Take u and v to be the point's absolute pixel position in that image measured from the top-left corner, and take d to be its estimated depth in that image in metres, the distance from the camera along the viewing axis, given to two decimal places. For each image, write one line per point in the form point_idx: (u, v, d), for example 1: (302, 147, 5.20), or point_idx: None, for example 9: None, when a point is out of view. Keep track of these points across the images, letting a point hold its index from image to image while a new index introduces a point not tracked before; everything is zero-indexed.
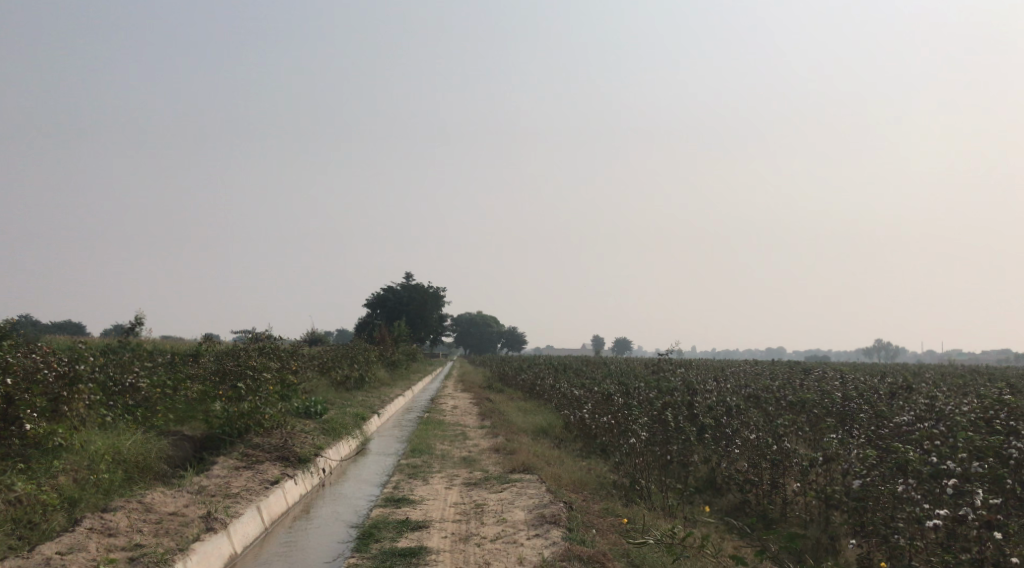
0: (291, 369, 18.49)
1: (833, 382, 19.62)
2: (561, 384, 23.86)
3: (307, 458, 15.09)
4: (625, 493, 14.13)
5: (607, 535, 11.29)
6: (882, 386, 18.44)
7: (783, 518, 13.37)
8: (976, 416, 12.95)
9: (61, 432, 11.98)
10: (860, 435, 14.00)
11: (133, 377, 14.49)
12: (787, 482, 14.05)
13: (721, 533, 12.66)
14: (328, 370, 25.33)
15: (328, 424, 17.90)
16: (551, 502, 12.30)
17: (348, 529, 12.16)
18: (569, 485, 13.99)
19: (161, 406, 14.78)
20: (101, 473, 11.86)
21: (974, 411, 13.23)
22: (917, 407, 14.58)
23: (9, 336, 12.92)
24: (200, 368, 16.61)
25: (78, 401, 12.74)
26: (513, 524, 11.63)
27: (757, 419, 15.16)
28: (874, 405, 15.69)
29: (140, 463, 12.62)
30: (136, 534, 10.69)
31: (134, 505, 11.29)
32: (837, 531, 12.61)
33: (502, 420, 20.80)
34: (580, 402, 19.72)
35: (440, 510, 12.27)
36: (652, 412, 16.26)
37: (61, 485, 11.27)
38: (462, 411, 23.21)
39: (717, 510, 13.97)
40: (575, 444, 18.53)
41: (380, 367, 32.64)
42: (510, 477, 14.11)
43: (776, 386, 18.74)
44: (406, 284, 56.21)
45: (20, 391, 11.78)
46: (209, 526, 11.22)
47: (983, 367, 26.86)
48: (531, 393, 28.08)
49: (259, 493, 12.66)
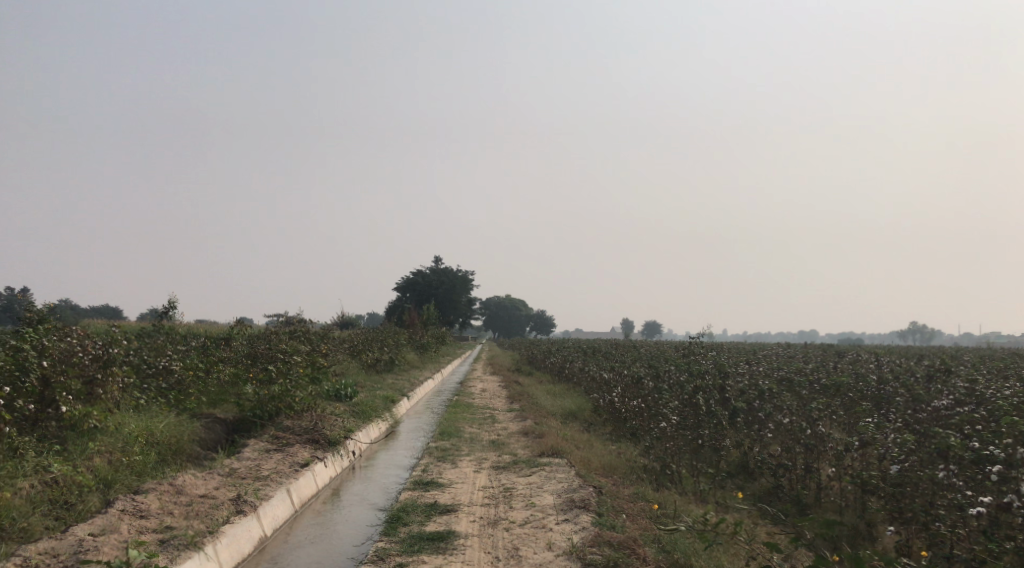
0: (322, 353, 18.50)
1: (868, 365, 19.37)
2: (591, 368, 23.76)
3: (337, 441, 15.08)
4: (655, 477, 14.05)
5: (637, 520, 11.18)
6: (919, 369, 18.17)
7: (817, 504, 13.19)
8: (1019, 401, 12.70)
9: (96, 414, 12.04)
10: (897, 419, 13.79)
11: (167, 360, 14.54)
12: (821, 467, 13.88)
13: (754, 518, 12.52)
14: (358, 353, 25.35)
15: (358, 407, 17.91)
16: (580, 487, 12.21)
17: (376, 512, 12.14)
18: (599, 469, 13.90)
19: (194, 389, 14.81)
20: (135, 455, 11.88)
21: (1017, 397, 12.98)
22: (956, 391, 14.35)
23: (46, 319, 13.00)
24: (231, 351, 16.64)
25: (112, 384, 12.80)
26: (542, 509, 11.54)
27: (790, 402, 14.98)
28: (911, 390, 15.46)
29: (173, 445, 12.66)
30: (167, 516, 10.71)
31: (166, 487, 11.31)
32: (875, 518, 12.43)
33: (532, 403, 20.74)
34: (610, 385, 19.60)
35: (468, 494, 12.23)
36: (682, 396, 16.11)
37: (96, 466, 11.33)
38: (492, 394, 23.16)
39: (749, 495, 13.83)
40: (605, 427, 18.45)
41: (410, 350, 32.73)
42: (539, 460, 14.03)
43: (810, 369, 18.55)
44: (436, 268, 56.28)
45: (55, 373, 11.86)
46: (239, 509, 11.23)
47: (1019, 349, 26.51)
48: (561, 376, 28.01)
49: (289, 476, 12.67)
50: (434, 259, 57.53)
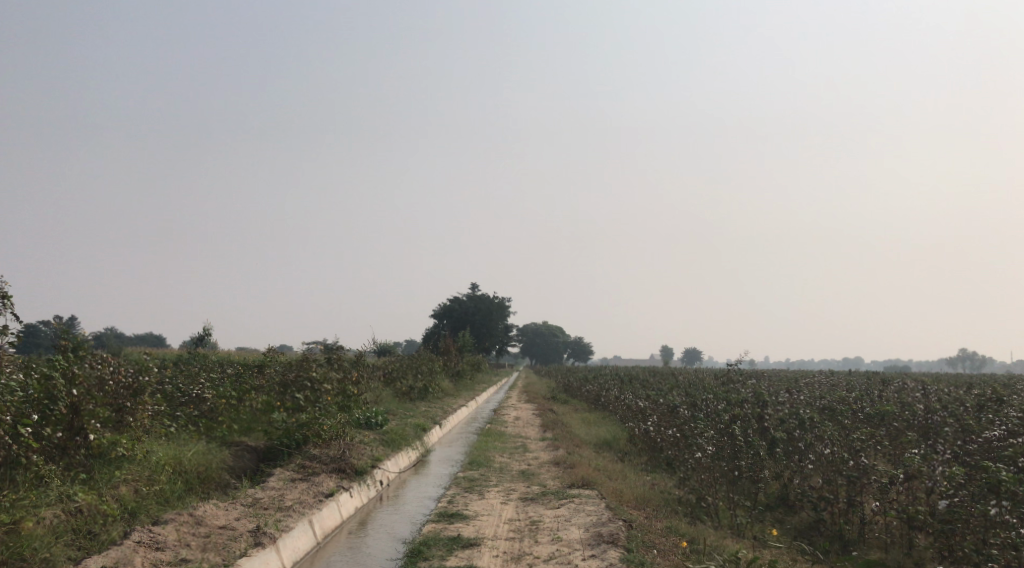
0: (354, 380, 18.20)
1: (914, 394, 18.76)
2: (626, 396, 23.32)
3: (363, 470, 14.77)
4: (690, 510, 13.64)
5: (668, 556, 10.74)
6: (968, 398, 17.56)
7: (861, 541, 12.68)
8: None
9: (124, 441, 11.74)
10: (944, 451, 13.32)
11: (199, 388, 14.29)
12: (865, 501, 13.38)
13: (793, 556, 12.01)
14: (391, 382, 25.09)
15: (388, 435, 17.57)
16: (610, 520, 11.78)
17: (399, 545, 11.79)
18: (632, 501, 13.48)
19: (225, 417, 14.53)
20: (160, 484, 11.60)
21: None
22: (1008, 421, 13.83)
23: (79, 347, 12.77)
24: (264, 377, 16.31)
25: (142, 412, 12.51)
26: (568, 544, 11.12)
27: (833, 432, 14.49)
28: (960, 420, 14.94)
29: (201, 474, 12.42)
30: (183, 548, 10.45)
31: (185, 517, 11.04)
32: (922, 556, 11.96)
33: (565, 432, 20.34)
34: (645, 413, 19.14)
35: (493, 527, 11.85)
36: (719, 425, 15.69)
37: (121, 495, 11.07)
38: (525, 423, 22.75)
39: (789, 529, 13.33)
40: (640, 457, 18.01)
41: (444, 377, 32.45)
42: (569, 492, 13.62)
43: (854, 397, 18.01)
44: (473, 294, 56.06)
45: (85, 401, 11.61)
46: (258, 541, 10.96)
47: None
48: (596, 404, 27.57)
49: (312, 506, 12.37)
50: (471, 286, 57.28)
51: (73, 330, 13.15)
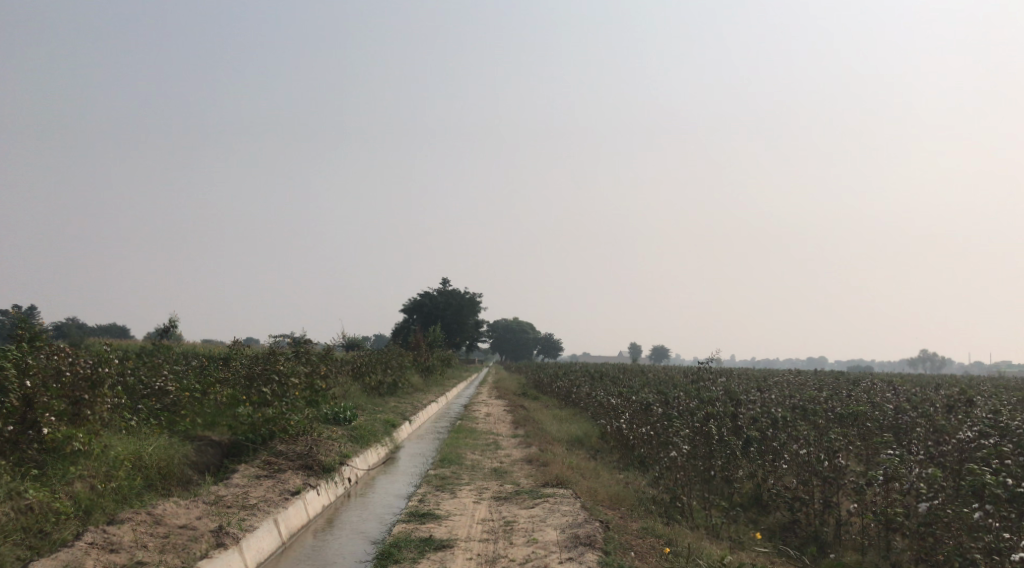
0: (322, 374, 17.76)
1: (884, 393, 18.69)
2: (597, 393, 23.05)
3: (331, 467, 14.36)
4: (665, 510, 13.37)
5: (645, 559, 10.50)
6: (937, 398, 17.51)
7: (837, 542, 12.48)
8: None
9: (80, 436, 11.23)
10: (919, 452, 13.26)
11: (162, 380, 13.77)
12: (840, 502, 13.21)
13: (771, 559, 11.79)
14: (360, 376, 24.61)
15: (357, 431, 17.15)
16: (587, 521, 11.48)
17: (368, 545, 11.42)
18: (606, 500, 13.20)
19: (189, 411, 14.01)
20: (119, 481, 11.14)
21: None
22: (980, 422, 13.78)
23: (33, 336, 12.19)
24: (229, 370, 15.78)
25: (101, 405, 11.99)
26: (544, 545, 10.81)
27: (806, 432, 14.34)
28: (931, 421, 14.89)
29: (162, 470, 11.95)
30: (139, 549, 10.01)
31: (143, 516, 10.60)
32: (901, 558, 11.80)
33: (536, 428, 20.05)
34: (616, 410, 18.88)
35: (466, 527, 11.52)
36: (693, 423, 15.49)
37: (75, 492, 10.62)
38: (496, 419, 22.43)
39: (764, 530, 13.12)
40: (611, 455, 17.75)
41: (414, 372, 31.98)
42: (543, 491, 13.31)
43: (824, 397, 17.90)
44: (443, 289, 55.58)
45: (40, 393, 11.08)
46: (219, 541, 10.55)
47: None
48: (567, 401, 27.28)
49: (278, 505, 11.96)
50: (442, 280, 56.77)
51: (31, 319, 12.61)
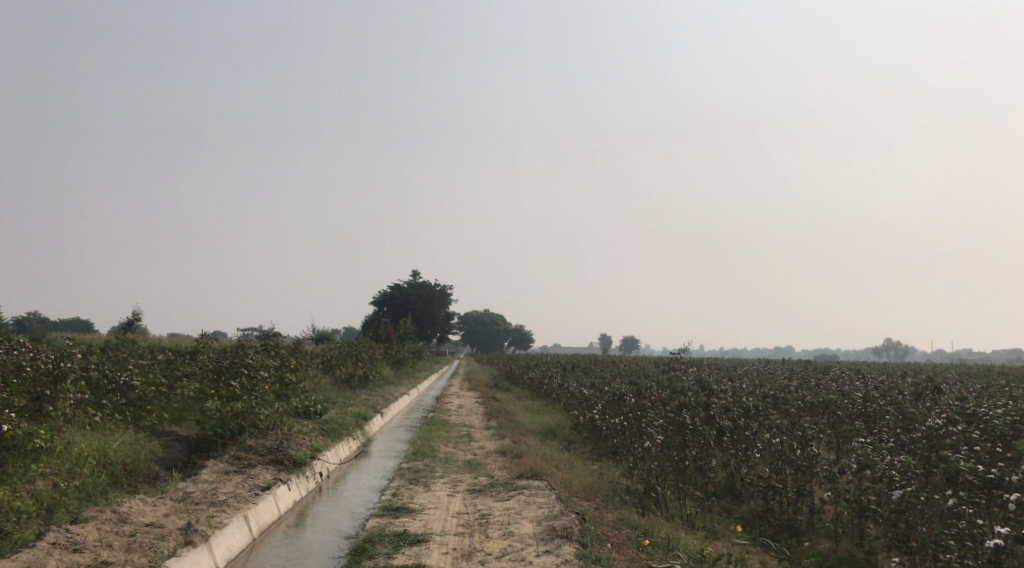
0: (292, 367, 17.50)
1: (854, 381, 18.71)
2: (569, 384, 22.95)
3: (302, 462, 14.14)
4: (639, 500, 13.26)
5: (623, 550, 10.42)
6: (905, 386, 17.55)
7: (811, 530, 12.44)
8: (1012, 424, 12.45)
9: (42, 433, 10.94)
10: (889, 439, 13.24)
11: (127, 375, 13.47)
12: (814, 490, 13.17)
13: (747, 549, 11.72)
14: (331, 369, 24.35)
15: (328, 425, 16.93)
16: (563, 513, 11.36)
17: (340, 541, 11.21)
18: (581, 492, 13.09)
19: (155, 406, 13.72)
20: (83, 478, 10.87)
21: (1012, 418, 12.68)
22: (949, 409, 13.79)
23: None
24: (196, 364, 15.47)
25: (63, 401, 11.69)
26: (521, 539, 10.66)
27: (779, 421, 14.30)
28: (901, 408, 14.89)
29: (128, 466, 11.68)
30: (104, 549, 9.77)
31: (108, 515, 10.34)
32: (875, 546, 11.76)
33: (509, 420, 19.90)
34: (589, 401, 18.73)
35: (441, 521, 11.34)
36: (666, 414, 15.40)
37: (37, 490, 10.34)
38: (468, 411, 22.28)
39: (739, 519, 13.06)
40: (585, 446, 17.66)
41: (385, 365, 31.72)
42: (517, 483, 13.17)
43: (794, 385, 17.88)
44: (413, 281, 55.28)
45: None
46: (188, 539, 10.30)
47: (989, 370, 26.25)
48: (540, 392, 27.17)
49: (248, 501, 11.73)
50: (412, 272, 56.44)
51: None
